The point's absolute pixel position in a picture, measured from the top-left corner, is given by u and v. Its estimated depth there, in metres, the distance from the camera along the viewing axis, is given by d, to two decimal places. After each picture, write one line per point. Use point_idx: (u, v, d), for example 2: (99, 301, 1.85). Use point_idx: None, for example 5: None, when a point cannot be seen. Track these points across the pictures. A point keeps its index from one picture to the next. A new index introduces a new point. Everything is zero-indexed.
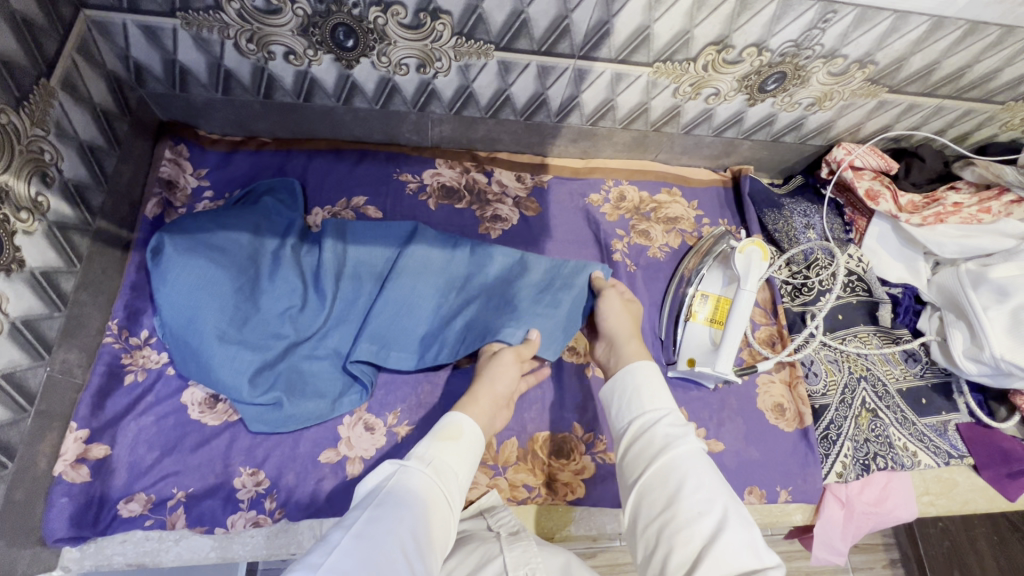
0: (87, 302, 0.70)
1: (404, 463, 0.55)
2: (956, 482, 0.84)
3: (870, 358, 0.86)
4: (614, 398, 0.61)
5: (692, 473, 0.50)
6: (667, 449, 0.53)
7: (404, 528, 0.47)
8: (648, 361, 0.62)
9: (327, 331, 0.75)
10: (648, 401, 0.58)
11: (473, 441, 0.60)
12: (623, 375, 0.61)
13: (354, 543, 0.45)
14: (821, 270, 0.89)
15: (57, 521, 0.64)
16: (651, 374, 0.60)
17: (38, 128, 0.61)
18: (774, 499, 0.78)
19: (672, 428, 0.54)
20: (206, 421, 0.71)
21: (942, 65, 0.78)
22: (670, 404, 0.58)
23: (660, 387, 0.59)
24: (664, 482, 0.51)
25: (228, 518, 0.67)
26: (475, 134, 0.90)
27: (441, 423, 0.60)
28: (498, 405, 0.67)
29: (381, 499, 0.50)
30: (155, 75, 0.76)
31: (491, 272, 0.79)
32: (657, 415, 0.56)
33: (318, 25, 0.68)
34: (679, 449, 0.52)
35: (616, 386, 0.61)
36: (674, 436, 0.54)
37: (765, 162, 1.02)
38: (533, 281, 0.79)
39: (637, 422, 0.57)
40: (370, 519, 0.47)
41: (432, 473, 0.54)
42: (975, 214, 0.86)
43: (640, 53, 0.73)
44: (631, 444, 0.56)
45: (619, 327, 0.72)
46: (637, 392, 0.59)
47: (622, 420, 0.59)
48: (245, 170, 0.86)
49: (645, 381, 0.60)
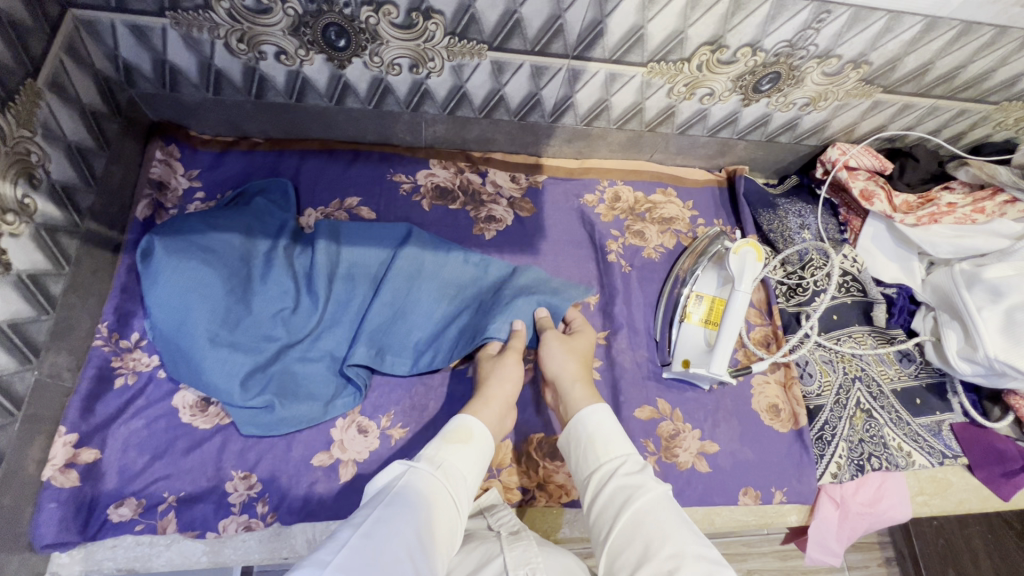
0: (77, 304, 0.69)
1: (412, 464, 0.55)
2: (950, 482, 0.84)
3: (865, 359, 0.86)
4: (574, 453, 0.62)
5: (656, 522, 0.50)
6: (630, 500, 0.53)
7: (411, 528, 0.47)
8: (596, 406, 0.63)
9: (320, 333, 0.74)
10: (604, 452, 0.59)
11: (483, 443, 0.60)
12: (574, 428, 0.63)
13: (362, 542, 0.44)
14: (816, 270, 0.89)
15: (45, 526, 0.63)
16: (602, 420, 0.62)
17: (24, 129, 0.60)
18: (769, 500, 0.78)
19: (629, 477, 0.55)
20: (196, 424, 0.70)
21: (935, 66, 0.78)
22: (625, 451, 0.59)
23: (613, 434, 0.60)
24: (631, 536, 0.50)
25: (219, 522, 0.67)
26: (469, 134, 0.90)
27: (452, 424, 0.61)
28: (511, 408, 0.68)
29: (390, 499, 0.50)
30: (145, 75, 0.75)
31: (490, 275, 0.80)
32: (613, 467, 0.57)
33: (309, 25, 0.67)
34: (641, 498, 0.53)
35: (571, 441, 0.63)
36: (634, 484, 0.55)
37: (761, 162, 1.02)
38: (528, 283, 0.79)
39: (597, 475, 0.58)
40: (379, 519, 0.47)
41: (440, 474, 0.55)
42: (969, 213, 0.86)
43: (634, 52, 0.73)
44: (596, 500, 0.56)
45: (564, 371, 0.70)
46: (591, 443, 0.60)
47: (584, 479, 0.59)
48: (237, 171, 0.86)
49: (598, 430, 0.61)
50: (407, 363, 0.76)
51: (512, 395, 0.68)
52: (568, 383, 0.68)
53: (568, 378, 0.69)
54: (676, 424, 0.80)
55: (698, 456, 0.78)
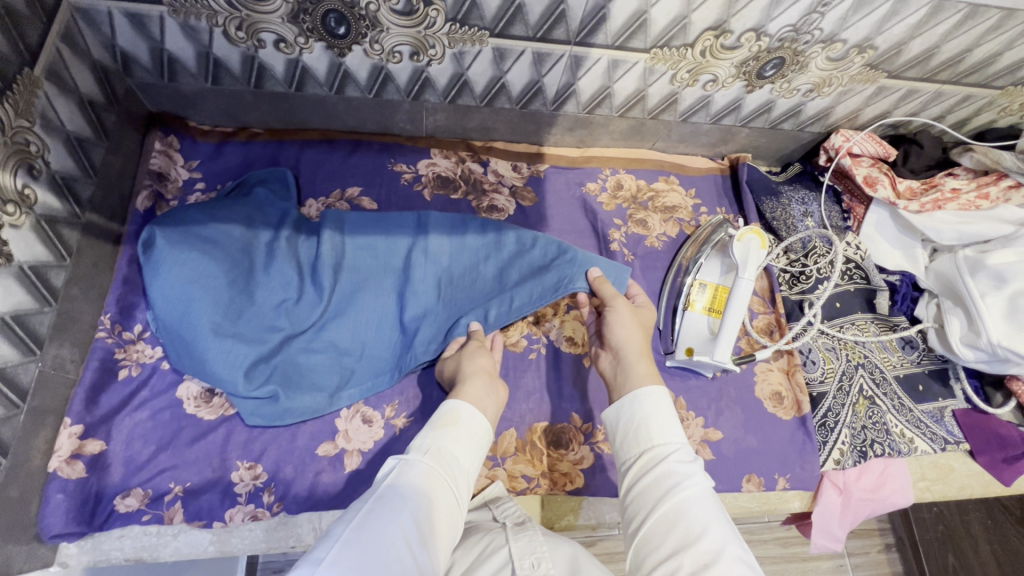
0: (79, 296, 0.69)
1: (403, 457, 0.55)
2: (953, 468, 0.85)
3: (867, 346, 0.86)
4: (621, 429, 0.61)
5: (699, 516, 0.50)
6: (675, 490, 0.52)
7: (402, 518, 0.47)
8: (655, 389, 0.61)
9: (324, 323, 0.74)
10: (657, 436, 0.58)
11: (474, 426, 0.60)
12: (629, 403, 0.61)
13: (354, 536, 0.44)
14: (819, 258, 0.89)
15: (53, 517, 0.63)
16: (657, 404, 0.60)
17: (22, 119, 0.59)
18: (772, 487, 0.79)
19: (680, 467, 0.54)
20: (201, 415, 0.70)
21: (941, 50, 0.77)
22: (678, 439, 0.57)
23: (669, 420, 0.59)
24: (670, 525, 0.50)
25: (226, 512, 0.67)
26: (469, 123, 0.89)
27: (441, 410, 0.61)
28: (493, 379, 0.68)
29: (382, 493, 0.50)
30: (144, 64, 0.74)
31: (503, 252, 0.79)
32: (666, 451, 0.56)
33: (309, 12, 0.67)
34: (686, 489, 0.52)
35: (621, 414, 0.61)
36: (683, 474, 0.54)
37: (763, 150, 1.02)
38: (555, 260, 0.78)
39: (647, 457, 0.57)
40: (370, 512, 0.47)
41: (432, 460, 0.54)
42: (973, 200, 0.85)
43: (637, 38, 0.72)
44: (637, 481, 0.56)
45: (630, 342, 0.69)
46: (645, 424, 0.59)
47: (630, 455, 0.58)
48: (237, 162, 0.85)
49: (653, 413, 0.59)
50: (434, 354, 0.75)
51: (486, 362, 0.69)
52: (634, 354, 0.67)
53: (634, 350, 0.68)
54: (680, 413, 0.80)
55: (702, 443, 0.79)
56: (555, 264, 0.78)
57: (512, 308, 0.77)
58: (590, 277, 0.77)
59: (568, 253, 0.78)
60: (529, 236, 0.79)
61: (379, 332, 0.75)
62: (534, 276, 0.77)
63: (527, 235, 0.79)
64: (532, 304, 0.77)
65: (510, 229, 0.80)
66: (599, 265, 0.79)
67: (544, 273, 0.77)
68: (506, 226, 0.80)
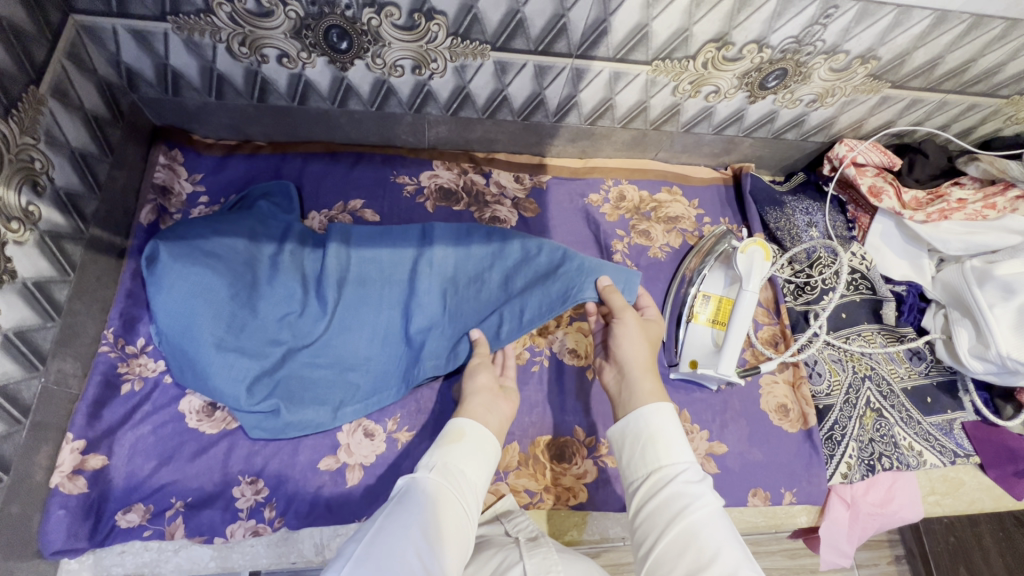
0: (82, 311, 0.69)
1: (413, 477, 0.55)
2: (962, 482, 0.83)
3: (874, 357, 0.85)
4: (627, 446, 0.60)
5: (711, 540, 0.50)
6: (684, 512, 0.52)
7: (412, 532, 0.47)
8: (661, 405, 0.60)
9: (328, 337, 0.74)
10: (664, 455, 0.57)
11: (479, 438, 0.60)
12: (635, 420, 0.60)
13: (365, 556, 0.45)
14: (824, 269, 0.88)
15: (54, 533, 0.63)
16: (664, 421, 0.59)
17: (27, 137, 0.60)
18: (779, 501, 0.78)
19: (690, 487, 0.54)
20: (203, 429, 0.70)
21: (944, 60, 0.77)
22: (686, 458, 0.57)
23: (676, 438, 0.58)
24: (682, 550, 0.50)
25: (228, 527, 0.67)
26: (471, 134, 0.89)
27: (446, 428, 0.61)
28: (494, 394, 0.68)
29: (391, 509, 0.50)
30: (148, 80, 0.75)
31: (509, 262, 0.78)
32: (674, 471, 0.55)
33: (311, 27, 0.67)
34: (697, 512, 0.52)
35: (628, 432, 0.60)
36: (693, 496, 0.53)
37: (766, 160, 1.01)
38: (562, 267, 0.76)
39: (656, 477, 0.56)
40: (380, 529, 0.47)
41: (439, 477, 0.54)
42: (979, 209, 0.85)
43: (638, 51, 0.72)
44: (646, 502, 0.55)
45: (636, 358, 0.68)
46: (652, 442, 0.58)
47: (638, 474, 0.58)
48: (240, 175, 0.85)
49: (660, 431, 0.58)
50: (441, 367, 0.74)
51: (488, 377, 0.69)
52: (640, 371, 0.66)
53: (638, 367, 0.67)
54: (684, 426, 0.79)
55: (706, 456, 0.78)
56: (560, 273, 0.76)
57: (523, 321, 0.75)
58: (599, 285, 0.75)
59: (578, 262, 0.76)
60: (537, 246, 0.78)
61: (383, 345, 0.75)
62: (539, 284, 0.75)
63: (532, 244, 0.78)
64: (542, 316, 0.75)
65: (514, 239, 0.79)
66: (608, 272, 0.76)
67: (550, 282, 0.75)
68: (510, 236, 0.79)
